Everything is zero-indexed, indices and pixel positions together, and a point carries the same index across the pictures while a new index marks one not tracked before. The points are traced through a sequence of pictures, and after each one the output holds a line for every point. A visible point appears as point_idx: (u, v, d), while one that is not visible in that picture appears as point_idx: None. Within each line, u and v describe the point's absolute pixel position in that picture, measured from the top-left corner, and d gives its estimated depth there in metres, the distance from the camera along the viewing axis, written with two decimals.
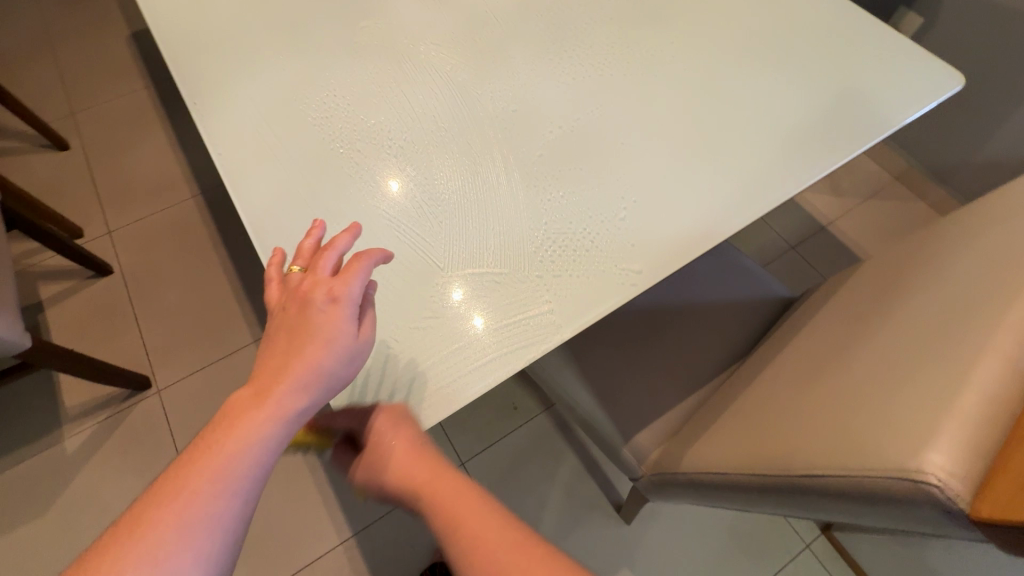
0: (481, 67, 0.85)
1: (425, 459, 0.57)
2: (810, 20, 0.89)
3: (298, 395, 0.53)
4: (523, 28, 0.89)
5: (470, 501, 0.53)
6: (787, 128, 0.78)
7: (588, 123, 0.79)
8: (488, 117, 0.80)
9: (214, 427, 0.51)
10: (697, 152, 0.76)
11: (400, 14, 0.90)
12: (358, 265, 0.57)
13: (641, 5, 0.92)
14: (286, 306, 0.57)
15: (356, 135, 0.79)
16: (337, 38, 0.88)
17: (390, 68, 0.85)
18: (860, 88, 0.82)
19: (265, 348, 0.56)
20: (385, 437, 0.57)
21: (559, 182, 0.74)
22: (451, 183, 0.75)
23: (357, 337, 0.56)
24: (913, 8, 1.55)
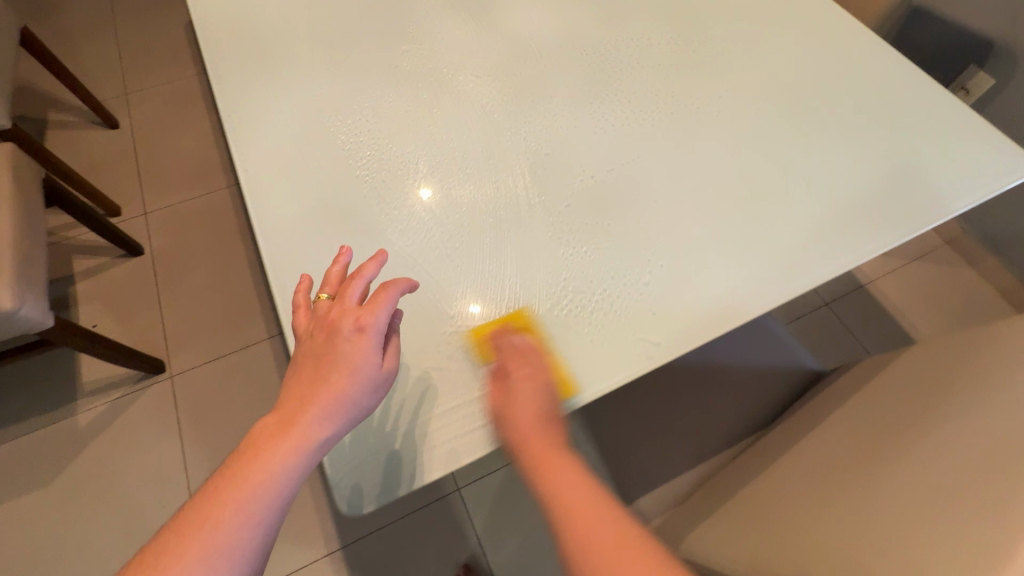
0: (516, 106, 0.83)
1: (551, 427, 0.56)
2: (872, 86, 0.84)
3: (324, 422, 0.52)
4: (566, 66, 0.87)
5: (578, 482, 0.52)
6: (836, 201, 0.73)
7: (621, 175, 0.76)
8: (522, 153, 0.78)
9: (239, 455, 0.52)
10: (734, 220, 0.72)
11: (443, 40, 0.89)
12: (385, 294, 0.57)
13: (693, 53, 0.88)
14: (313, 334, 0.57)
15: (397, 137, 0.79)
16: (376, 59, 0.87)
17: (425, 98, 0.83)
18: (923, 164, 0.76)
19: (290, 377, 0.56)
20: (530, 389, 0.58)
21: (585, 235, 0.71)
22: (483, 197, 0.75)
23: (382, 366, 0.56)
24: (985, 68, 1.50)
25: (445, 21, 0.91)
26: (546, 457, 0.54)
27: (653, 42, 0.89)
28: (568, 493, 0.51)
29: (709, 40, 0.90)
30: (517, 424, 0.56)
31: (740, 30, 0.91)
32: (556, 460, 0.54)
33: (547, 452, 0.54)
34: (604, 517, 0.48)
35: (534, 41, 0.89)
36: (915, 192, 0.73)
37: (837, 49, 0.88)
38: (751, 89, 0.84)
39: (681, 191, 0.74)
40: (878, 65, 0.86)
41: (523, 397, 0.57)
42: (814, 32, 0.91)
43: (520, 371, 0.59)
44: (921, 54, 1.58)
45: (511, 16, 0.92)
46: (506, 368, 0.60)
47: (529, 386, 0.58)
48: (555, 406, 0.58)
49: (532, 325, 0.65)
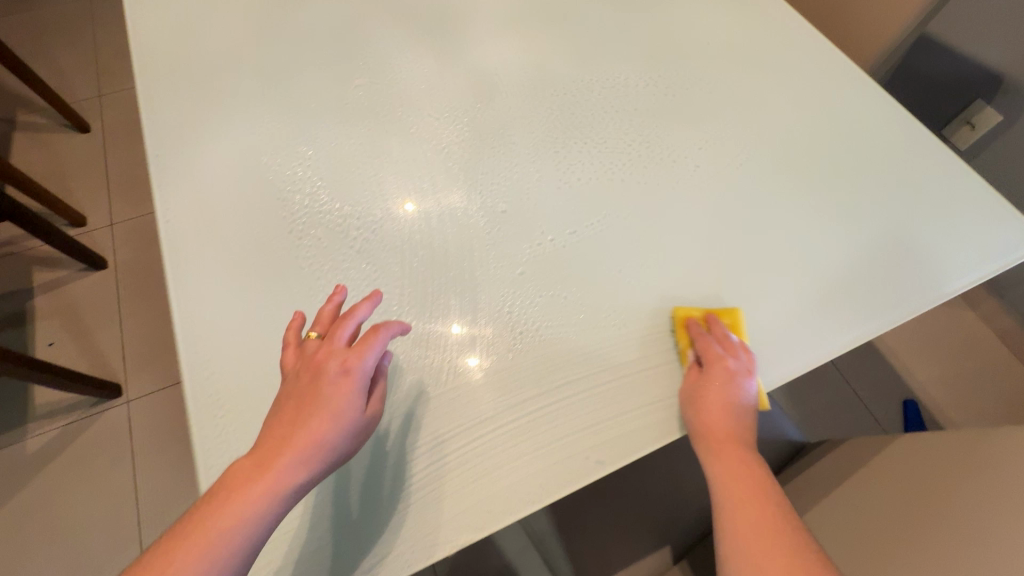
0: (475, 156, 0.74)
1: (740, 422, 0.55)
2: (866, 142, 0.77)
3: (301, 467, 0.48)
4: (533, 108, 0.79)
5: (750, 476, 0.51)
6: (815, 282, 0.67)
7: (583, 240, 0.69)
8: (490, 185, 0.72)
9: (210, 497, 0.46)
10: (703, 302, 0.65)
11: (401, 74, 0.81)
12: (376, 336, 0.54)
13: (673, 98, 0.80)
14: (297, 375, 0.53)
15: (381, 139, 0.76)
16: (325, 94, 0.79)
17: (375, 143, 0.75)
18: (916, 241, 0.69)
19: (270, 418, 0.51)
20: (727, 385, 0.56)
21: (540, 304, 0.65)
22: (472, 203, 0.71)
23: (364, 412, 0.52)
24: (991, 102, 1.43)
25: (404, 53, 0.83)
26: (731, 452, 0.53)
27: (633, 84, 0.82)
28: (750, 484, 0.51)
29: (693, 82, 0.82)
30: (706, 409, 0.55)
31: (728, 73, 0.83)
32: (739, 448, 0.53)
33: (735, 449, 0.53)
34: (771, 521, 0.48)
35: (501, 79, 0.81)
36: (901, 276, 0.67)
37: (832, 99, 0.81)
38: (735, 143, 0.77)
39: (647, 263, 0.68)
40: (874, 121, 0.79)
41: (731, 395, 0.56)
42: (807, 78, 0.83)
43: (722, 365, 0.57)
44: (926, 84, 1.50)
45: (478, 49, 0.84)
46: (722, 361, 0.57)
47: (727, 381, 0.56)
48: (750, 399, 0.57)
49: (738, 322, 0.62)
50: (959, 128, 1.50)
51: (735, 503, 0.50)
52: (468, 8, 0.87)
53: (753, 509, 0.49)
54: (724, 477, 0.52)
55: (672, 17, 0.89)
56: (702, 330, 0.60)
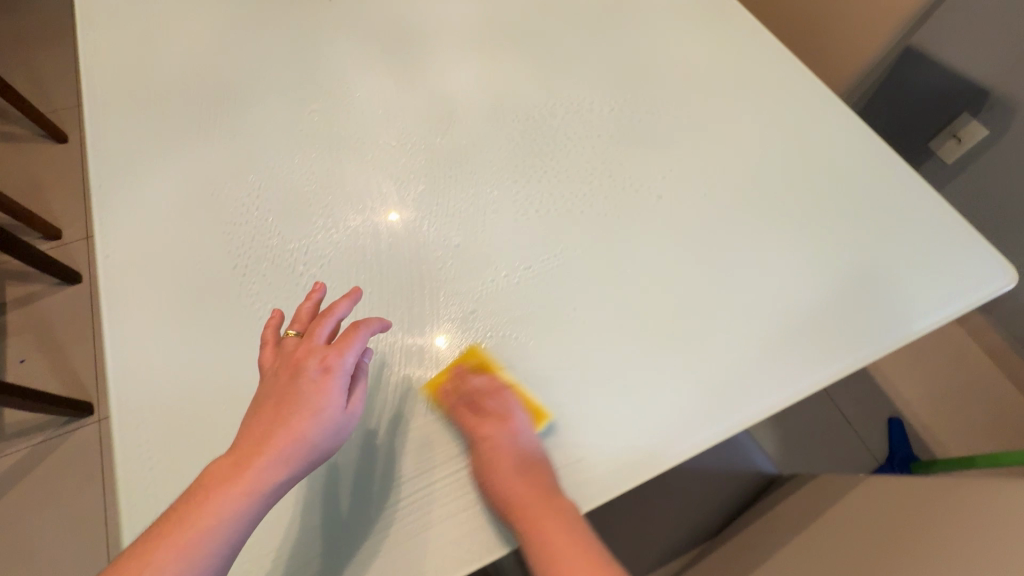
0: (429, 187, 0.72)
1: (537, 476, 0.54)
2: (837, 168, 0.75)
3: (280, 466, 0.50)
4: (493, 134, 0.77)
5: (563, 535, 0.51)
6: (779, 321, 0.64)
7: (542, 274, 0.67)
8: (447, 214, 0.70)
9: (188, 498, 0.48)
10: (660, 344, 0.63)
11: (359, 97, 0.79)
12: (355, 334, 0.56)
13: (638, 124, 0.78)
14: (276, 374, 0.55)
15: (356, 150, 0.74)
16: (278, 118, 0.76)
17: (327, 172, 0.72)
18: (886, 275, 0.67)
19: (249, 418, 0.53)
20: (508, 447, 0.55)
21: (511, 326, 0.64)
22: (454, 214, 0.70)
23: (345, 409, 0.54)
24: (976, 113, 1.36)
25: (363, 77, 0.80)
26: (539, 515, 0.51)
27: (597, 109, 0.79)
28: (563, 545, 0.51)
29: (660, 107, 0.80)
30: (498, 481, 0.53)
31: (696, 98, 0.81)
32: (542, 509, 0.52)
33: (541, 511, 0.52)
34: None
35: (462, 104, 0.79)
36: (870, 313, 0.65)
37: (803, 124, 0.78)
38: (699, 171, 0.74)
39: (603, 302, 0.65)
40: (846, 147, 0.76)
41: (515, 458, 0.54)
42: (778, 102, 0.80)
43: (486, 428, 0.56)
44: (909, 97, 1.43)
45: (439, 73, 0.81)
46: (482, 428, 0.56)
47: (505, 441, 0.55)
48: (538, 448, 0.56)
49: (490, 361, 0.62)
50: (946, 142, 1.44)
51: (563, 571, 0.50)
52: (430, 29, 0.85)
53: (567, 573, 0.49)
54: (539, 548, 0.51)
55: (641, 38, 0.86)
56: (452, 395, 0.59)
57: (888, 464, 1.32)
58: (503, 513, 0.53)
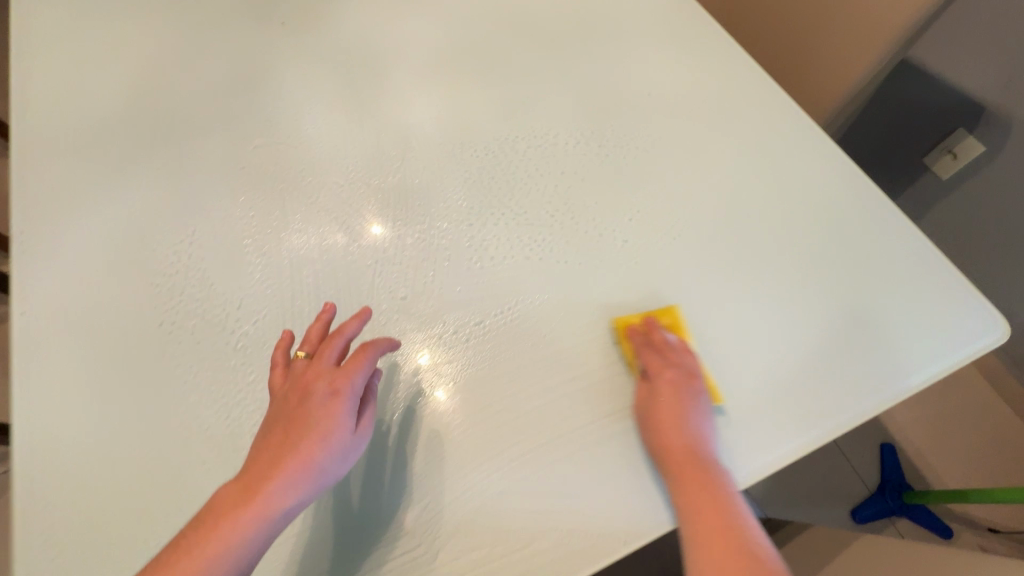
0: (377, 232, 0.67)
1: (700, 436, 0.53)
2: (815, 209, 0.70)
3: (291, 490, 0.47)
4: (450, 169, 0.72)
5: (714, 497, 0.49)
6: (749, 382, 0.59)
7: (506, 317, 0.63)
8: (414, 240, 0.67)
9: (196, 524, 0.45)
10: (621, 413, 0.58)
11: (307, 132, 0.74)
12: (365, 355, 0.54)
13: (603, 159, 0.73)
14: (284, 397, 0.53)
15: (323, 168, 0.71)
16: (219, 156, 0.71)
17: (270, 214, 0.68)
18: (869, 332, 0.62)
19: (256, 443, 0.51)
20: (682, 402, 0.55)
21: (492, 347, 0.61)
22: (434, 229, 0.68)
23: (353, 433, 0.52)
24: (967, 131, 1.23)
25: (315, 109, 0.76)
26: (692, 474, 0.51)
27: (563, 142, 0.74)
28: (713, 508, 0.49)
29: (630, 139, 0.75)
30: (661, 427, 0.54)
31: (668, 128, 0.76)
32: (699, 466, 0.51)
33: (694, 470, 0.51)
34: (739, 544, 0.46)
35: (418, 137, 0.74)
36: (847, 375, 0.59)
37: (781, 159, 0.74)
38: (670, 211, 0.70)
39: (562, 360, 0.61)
40: (825, 184, 0.72)
41: (685, 412, 0.54)
42: (754, 134, 0.76)
43: (666, 377, 0.56)
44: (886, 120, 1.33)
45: (396, 104, 0.77)
46: (666, 373, 0.57)
47: (677, 396, 0.55)
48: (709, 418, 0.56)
49: (681, 323, 0.62)
50: (939, 158, 1.29)
51: (704, 526, 0.48)
52: (389, 58, 0.81)
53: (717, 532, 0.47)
54: (686, 503, 0.49)
55: (611, 62, 0.81)
56: (644, 338, 0.60)
57: (881, 494, 1.22)
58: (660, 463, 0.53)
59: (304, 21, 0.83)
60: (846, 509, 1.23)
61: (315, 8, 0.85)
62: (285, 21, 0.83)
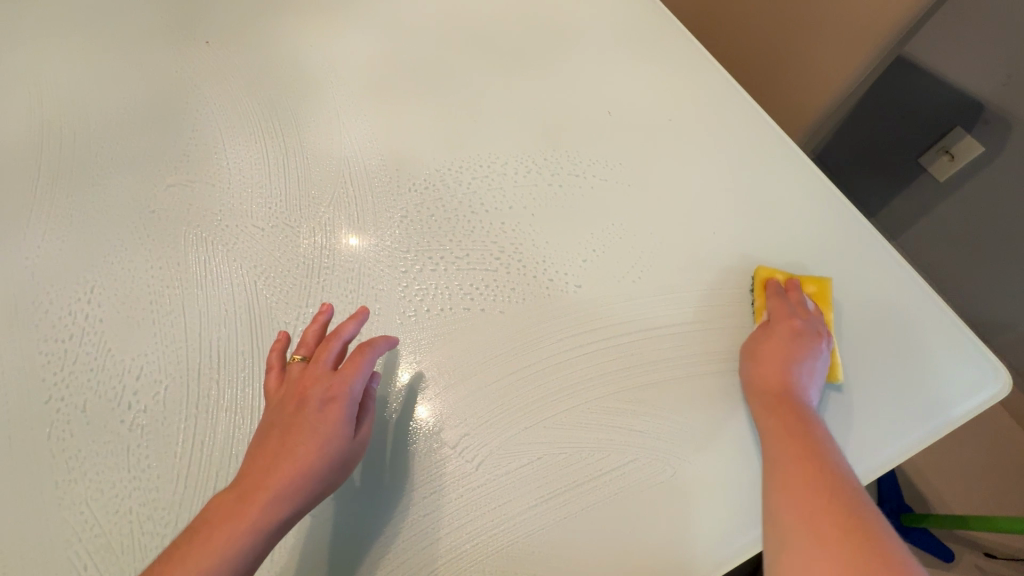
0: (296, 285, 0.59)
1: (811, 397, 0.49)
2: (792, 244, 0.63)
3: (287, 500, 0.43)
4: (388, 202, 0.65)
5: (816, 448, 0.44)
6: (709, 455, 0.52)
7: (472, 354, 0.57)
8: (380, 263, 0.61)
9: (188, 535, 0.40)
10: (563, 494, 0.51)
11: (228, 166, 0.66)
12: (362, 357, 0.50)
13: (553, 191, 0.66)
14: (279, 404, 0.49)
15: (251, 204, 0.64)
16: (130, 194, 0.64)
17: (181, 265, 0.60)
18: (860, 380, 0.55)
19: (250, 450, 0.46)
20: (795, 351, 0.51)
21: (468, 379, 0.56)
22: (391, 259, 0.61)
23: (352, 440, 0.48)
24: (960, 130, 1.04)
25: (238, 141, 0.68)
26: (789, 427, 0.46)
27: (513, 172, 0.67)
28: (811, 450, 0.44)
29: (589, 167, 0.67)
30: (767, 370, 0.51)
31: (631, 154, 0.68)
32: (807, 416, 0.47)
33: (790, 422, 0.47)
34: (821, 476, 0.41)
35: (351, 171, 0.66)
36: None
37: (757, 187, 0.66)
38: (631, 249, 0.62)
39: (494, 436, 0.53)
40: (802, 215, 0.64)
41: (801, 364, 0.50)
42: (725, 159, 0.68)
43: (781, 331, 0.53)
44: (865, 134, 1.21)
45: (329, 133, 0.69)
46: (794, 322, 0.53)
47: (791, 350, 0.51)
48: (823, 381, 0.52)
49: (826, 295, 0.57)
50: (936, 158, 1.09)
51: (807, 476, 0.42)
52: (325, 79, 0.73)
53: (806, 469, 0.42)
54: (791, 463, 0.43)
55: (568, 78, 0.73)
56: (779, 291, 0.56)
57: None
58: (757, 406, 0.50)
59: (231, 38, 0.76)
60: None
61: (243, 24, 0.77)
62: (209, 40, 0.75)
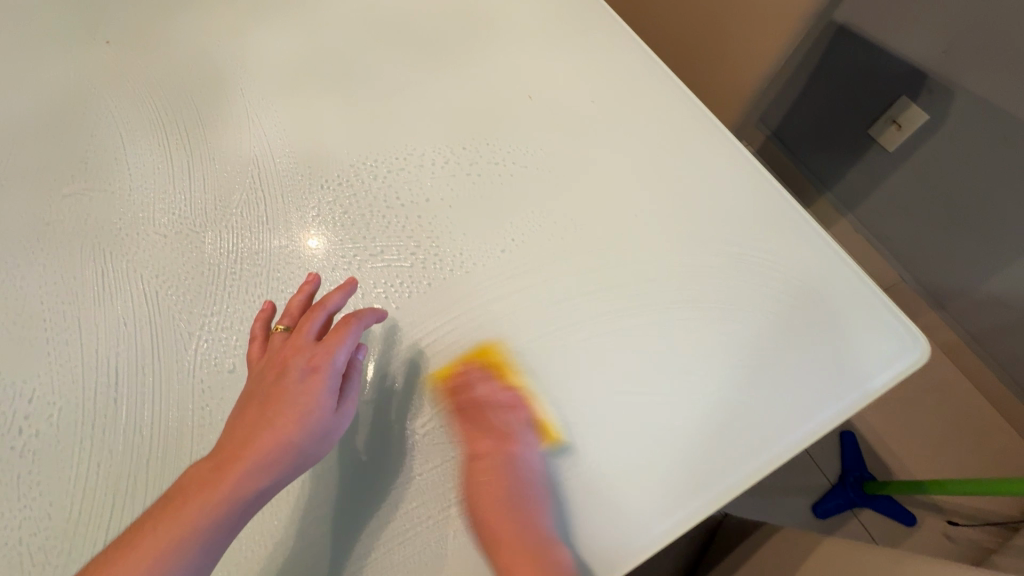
0: (202, 292, 0.57)
1: (499, 502, 0.48)
2: (714, 220, 0.62)
3: (266, 470, 0.40)
4: (306, 196, 0.62)
5: None
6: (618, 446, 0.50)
7: (431, 340, 0.56)
8: (322, 258, 0.59)
9: (162, 507, 0.37)
10: (477, 494, 0.49)
11: (126, 170, 0.63)
12: (348, 328, 0.47)
13: (482, 178, 0.64)
14: (260, 373, 0.46)
15: (155, 208, 0.61)
16: (22, 207, 0.61)
17: (76, 278, 0.57)
18: (800, 341, 0.55)
19: (231, 418, 0.44)
20: (496, 462, 0.50)
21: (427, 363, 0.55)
22: (336, 252, 0.60)
23: (336, 412, 0.44)
24: (905, 100, 0.97)
25: (140, 145, 0.65)
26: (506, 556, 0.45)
27: (430, 163, 0.64)
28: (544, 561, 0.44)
29: (509, 153, 0.65)
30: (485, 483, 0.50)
31: (551, 135, 0.67)
32: (511, 540, 0.46)
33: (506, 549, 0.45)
34: None
35: (260, 171, 0.64)
36: (731, 428, 0.51)
37: (679, 166, 0.65)
38: (552, 237, 0.61)
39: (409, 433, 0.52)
40: (724, 190, 0.64)
41: (501, 472, 0.49)
42: (645, 138, 0.67)
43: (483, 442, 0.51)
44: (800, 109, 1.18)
45: (235, 131, 0.66)
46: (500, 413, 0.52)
47: (499, 463, 0.50)
48: (536, 480, 0.49)
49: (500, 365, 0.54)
50: (884, 129, 1.03)
51: None
52: (231, 76, 0.69)
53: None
54: None
55: (487, 62, 0.71)
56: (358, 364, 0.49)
57: (840, 485, 0.96)
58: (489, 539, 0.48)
59: (131, 35, 0.72)
60: (806, 506, 0.96)
61: (142, 20, 0.73)
62: (110, 39, 0.71)
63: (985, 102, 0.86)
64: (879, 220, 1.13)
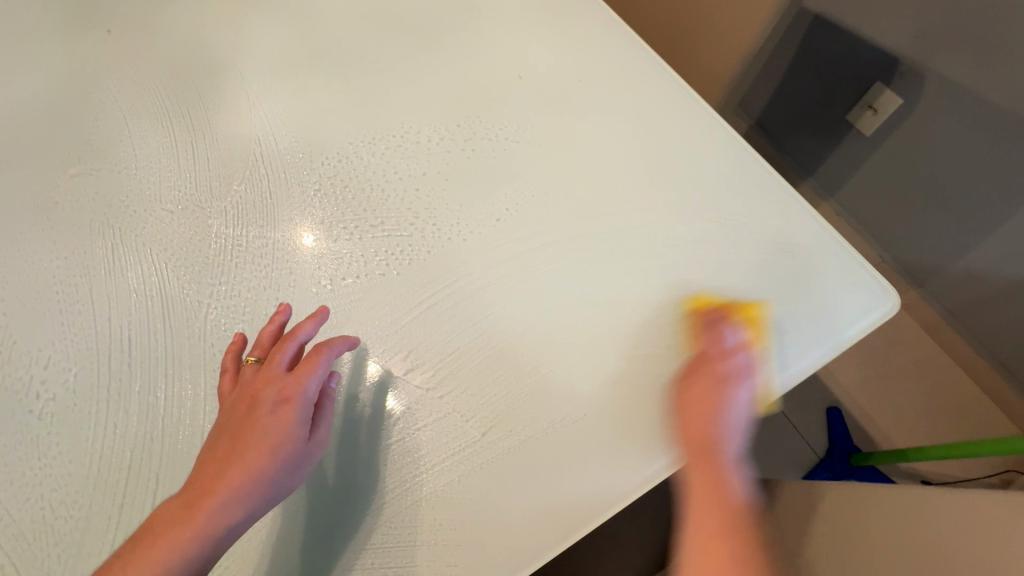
0: (210, 263, 0.59)
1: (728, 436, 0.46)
2: (697, 189, 0.65)
3: (236, 503, 0.42)
4: (308, 173, 0.65)
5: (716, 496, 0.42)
6: (608, 396, 0.54)
7: (433, 304, 0.58)
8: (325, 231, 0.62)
9: (130, 547, 0.39)
10: (477, 445, 0.52)
11: (132, 150, 0.65)
12: (319, 357, 0.48)
13: (476, 154, 0.67)
14: (232, 407, 0.47)
15: (161, 187, 0.63)
16: (32, 187, 0.63)
17: (87, 253, 0.59)
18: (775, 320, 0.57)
19: (205, 450, 0.45)
20: (714, 397, 0.48)
21: (431, 324, 0.57)
22: (337, 227, 0.62)
23: (308, 442, 0.46)
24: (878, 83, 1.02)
25: (143, 128, 0.67)
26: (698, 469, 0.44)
27: (425, 139, 0.67)
28: (719, 507, 0.41)
29: (501, 130, 0.68)
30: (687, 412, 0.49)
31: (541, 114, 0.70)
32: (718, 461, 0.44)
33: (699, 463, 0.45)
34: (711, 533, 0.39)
35: (261, 151, 0.66)
36: None
37: (663, 139, 0.68)
38: (543, 207, 0.64)
39: (409, 391, 0.55)
40: (707, 160, 0.67)
41: (720, 404, 0.48)
42: (630, 115, 0.70)
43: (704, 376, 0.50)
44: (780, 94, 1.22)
45: (236, 114, 0.68)
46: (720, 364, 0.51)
47: (709, 392, 0.49)
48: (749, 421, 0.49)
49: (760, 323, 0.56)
50: (860, 114, 1.07)
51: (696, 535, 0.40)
52: (230, 61, 0.72)
53: (713, 527, 0.39)
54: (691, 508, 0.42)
55: (477, 45, 0.74)
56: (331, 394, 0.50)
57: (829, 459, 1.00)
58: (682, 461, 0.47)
59: (131, 23, 0.73)
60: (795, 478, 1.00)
61: (141, 9, 0.74)
62: (110, 27, 0.73)
63: (951, 82, 0.91)
64: (856, 199, 1.18)
